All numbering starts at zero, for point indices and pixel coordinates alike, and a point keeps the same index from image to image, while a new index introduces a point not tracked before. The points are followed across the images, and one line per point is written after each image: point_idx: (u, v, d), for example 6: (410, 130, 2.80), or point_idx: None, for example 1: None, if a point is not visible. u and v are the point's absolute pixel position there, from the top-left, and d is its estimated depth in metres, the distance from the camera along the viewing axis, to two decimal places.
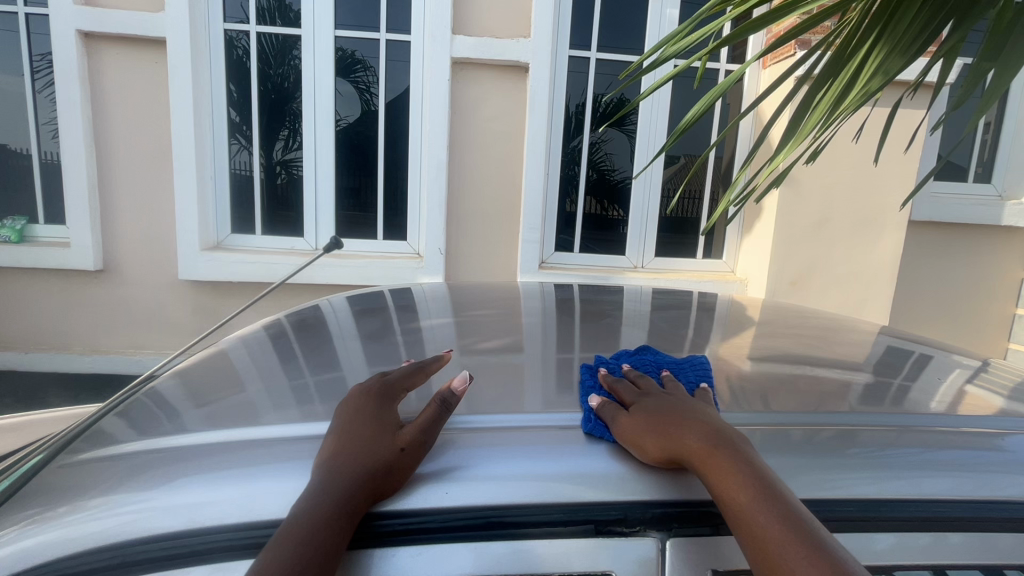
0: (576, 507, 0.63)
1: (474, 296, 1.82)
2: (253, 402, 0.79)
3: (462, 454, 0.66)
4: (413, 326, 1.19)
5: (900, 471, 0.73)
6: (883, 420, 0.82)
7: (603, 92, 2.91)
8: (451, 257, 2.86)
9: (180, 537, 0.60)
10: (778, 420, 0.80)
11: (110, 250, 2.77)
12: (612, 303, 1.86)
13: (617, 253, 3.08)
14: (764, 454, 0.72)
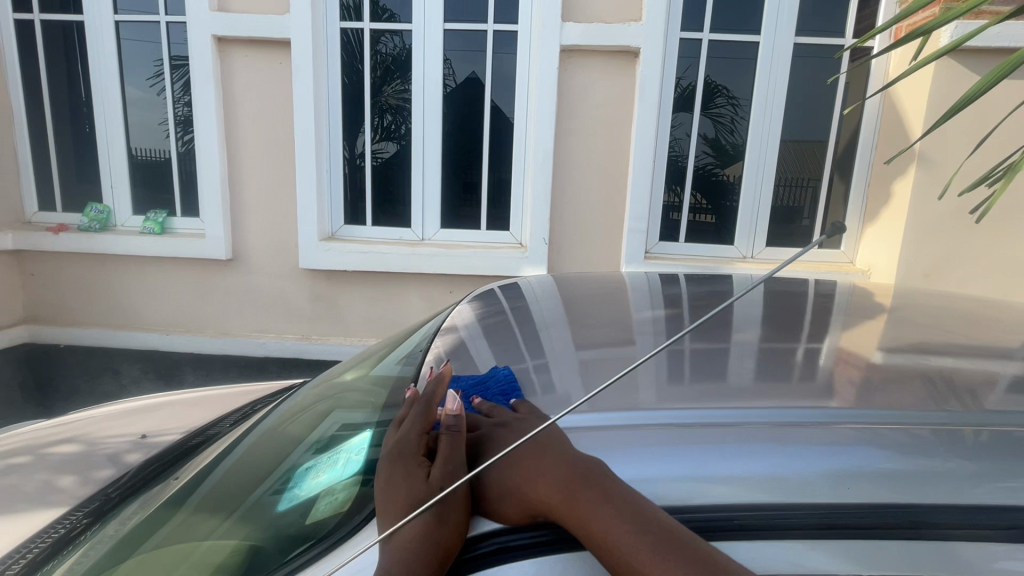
0: (758, 510, 0.64)
1: (580, 285, 1.81)
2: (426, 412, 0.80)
3: (651, 453, 0.67)
4: (535, 322, 1.16)
5: None
6: None
7: (715, 75, 2.81)
8: (554, 247, 2.86)
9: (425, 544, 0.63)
10: (1003, 419, 0.72)
11: (239, 241, 2.98)
12: (726, 291, 1.79)
13: (724, 242, 2.97)
14: (937, 456, 0.67)
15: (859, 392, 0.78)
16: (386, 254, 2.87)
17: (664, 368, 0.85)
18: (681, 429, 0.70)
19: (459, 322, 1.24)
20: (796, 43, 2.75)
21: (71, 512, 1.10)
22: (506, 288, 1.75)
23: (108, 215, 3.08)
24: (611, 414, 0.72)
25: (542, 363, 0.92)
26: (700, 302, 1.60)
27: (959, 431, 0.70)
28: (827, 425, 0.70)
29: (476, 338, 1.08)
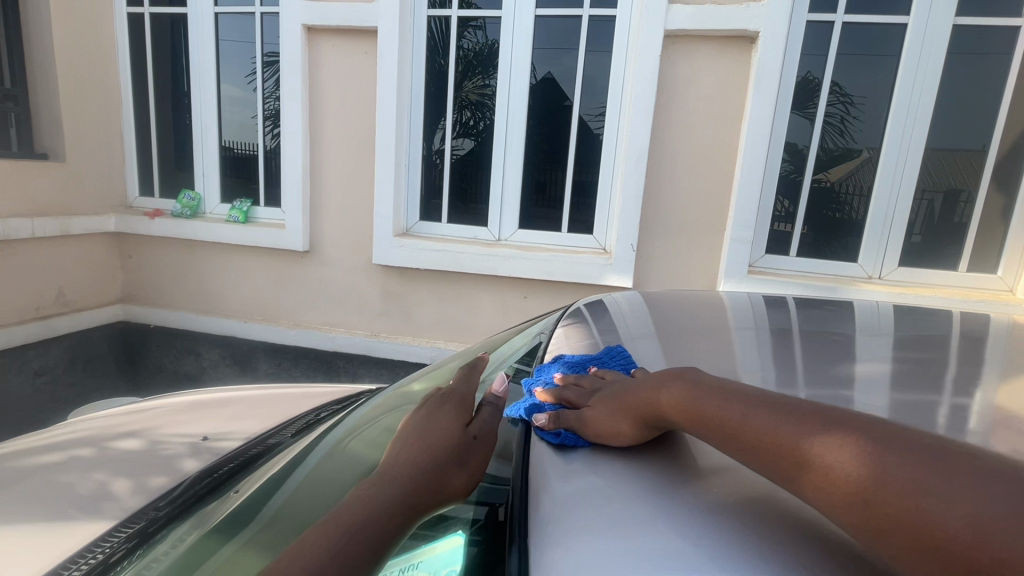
0: None
1: (681, 304, 1.54)
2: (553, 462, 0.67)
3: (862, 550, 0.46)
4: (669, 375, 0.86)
5: None
6: None
7: (846, 65, 2.40)
8: (642, 255, 2.59)
9: None
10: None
11: (316, 234, 2.96)
12: (869, 322, 1.46)
13: (845, 259, 2.55)
14: None
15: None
16: (460, 253, 2.72)
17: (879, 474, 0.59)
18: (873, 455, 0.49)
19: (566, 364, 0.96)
20: (957, 26, 2.28)
21: (117, 529, 1.00)
22: (592, 306, 1.53)
23: (198, 203, 3.17)
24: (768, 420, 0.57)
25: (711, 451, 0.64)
26: (841, 337, 1.27)
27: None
28: None
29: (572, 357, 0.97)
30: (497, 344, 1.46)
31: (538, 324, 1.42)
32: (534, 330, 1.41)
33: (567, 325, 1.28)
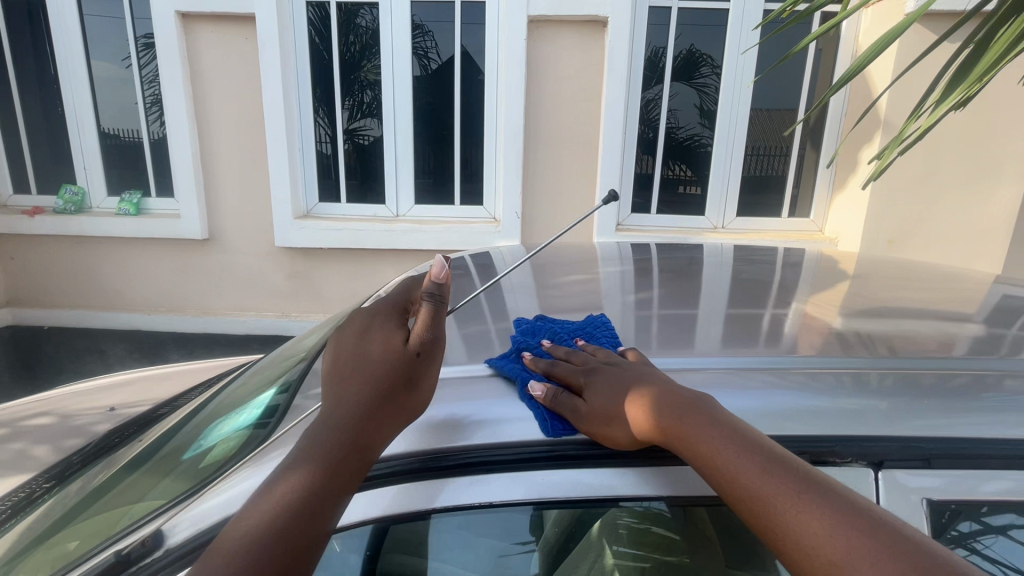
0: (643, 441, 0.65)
1: (550, 254, 1.83)
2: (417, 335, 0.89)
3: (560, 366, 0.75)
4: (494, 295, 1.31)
5: (985, 412, 0.70)
6: (946, 364, 0.78)
7: (683, 43, 2.80)
8: (528, 221, 2.89)
9: None
10: (911, 364, 0.78)
11: (215, 221, 3.00)
12: (693, 254, 1.81)
13: (695, 214, 3.02)
14: (836, 400, 0.71)
15: (774, 348, 0.82)
16: (361, 231, 2.89)
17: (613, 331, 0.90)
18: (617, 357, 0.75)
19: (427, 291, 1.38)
20: (767, 10, 2.72)
21: (37, 478, 1.16)
22: (474, 257, 1.79)
23: (83, 197, 3.09)
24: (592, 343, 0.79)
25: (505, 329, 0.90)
26: (663, 266, 1.59)
27: (868, 374, 0.75)
28: (736, 373, 0.75)
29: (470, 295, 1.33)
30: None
31: None
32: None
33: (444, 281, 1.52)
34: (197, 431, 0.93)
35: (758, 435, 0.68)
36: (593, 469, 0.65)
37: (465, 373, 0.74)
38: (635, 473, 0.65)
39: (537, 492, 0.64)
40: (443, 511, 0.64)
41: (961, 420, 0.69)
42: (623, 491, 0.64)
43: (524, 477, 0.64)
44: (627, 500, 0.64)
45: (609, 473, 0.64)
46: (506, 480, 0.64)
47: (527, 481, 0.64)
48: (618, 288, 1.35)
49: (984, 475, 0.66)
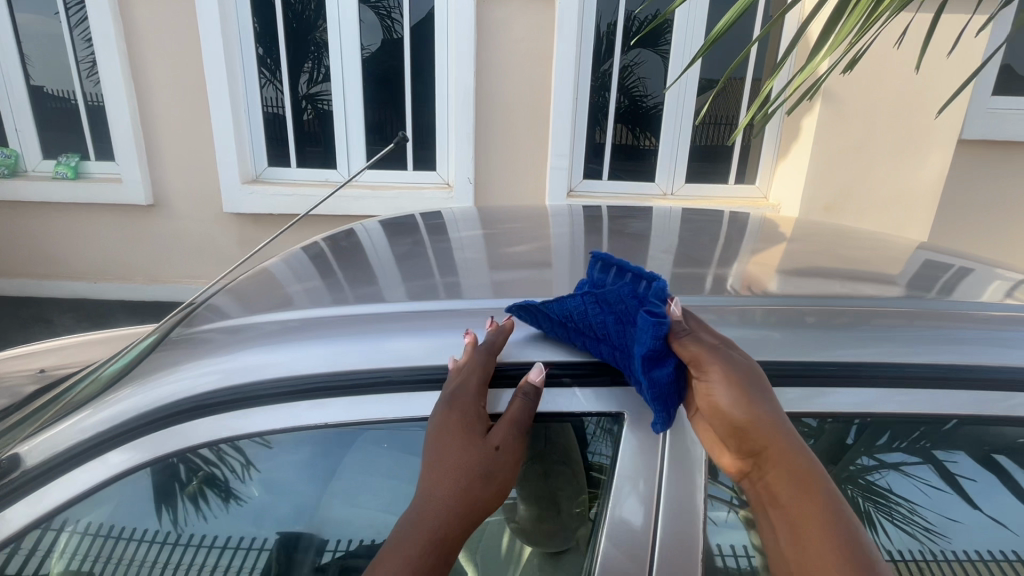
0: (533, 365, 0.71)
1: (494, 216, 1.88)
2: (365, 288, 0.91)
3: (474, 309, 0.80)
4: (432, 254, 1.36)
5: (846, 344, 0.76)
6: (822, 302, 0.85)
7: (636, 9, 2.80)
8: (480, 185, 2.90)
9: (185, 402, 0.74)
10: (789, 303, 0.84)
11: (160, 186, 2.92)
12: (634, 216, 1.87)
13: (645, 181, 3.09)
14: (715, 329, 0.78)
15: (674, 290, 0.89)
16: (312, 196, 2.86)
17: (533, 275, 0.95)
18: None
19: (373, 251, 1.41)
20: None
21: None
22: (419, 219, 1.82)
23: (16, 160, 2.96)
24: (535, 295, 0.83)
25: (453, 283, 0.91)
26: (600, 226, 1.66)
27: (750, 312, 0.81)
28: None
29: (421, 254, 1.36)
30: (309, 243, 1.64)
31: (370, 229, 1.71)
32: (352, 237, 1.63)
33: (391, 240, 1.55)
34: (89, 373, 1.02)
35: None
36: (505, 388, 0.70)
37: (406, 310, 0.80)
38: (546, 391, 0.69)
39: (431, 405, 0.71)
40: (356, 425, 0.72)
41: (821, 349, 0.75)
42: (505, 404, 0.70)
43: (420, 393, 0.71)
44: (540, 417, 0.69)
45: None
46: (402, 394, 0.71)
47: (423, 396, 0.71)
48: (551, 247, 1.40)
49: (834, 394, 0.73)
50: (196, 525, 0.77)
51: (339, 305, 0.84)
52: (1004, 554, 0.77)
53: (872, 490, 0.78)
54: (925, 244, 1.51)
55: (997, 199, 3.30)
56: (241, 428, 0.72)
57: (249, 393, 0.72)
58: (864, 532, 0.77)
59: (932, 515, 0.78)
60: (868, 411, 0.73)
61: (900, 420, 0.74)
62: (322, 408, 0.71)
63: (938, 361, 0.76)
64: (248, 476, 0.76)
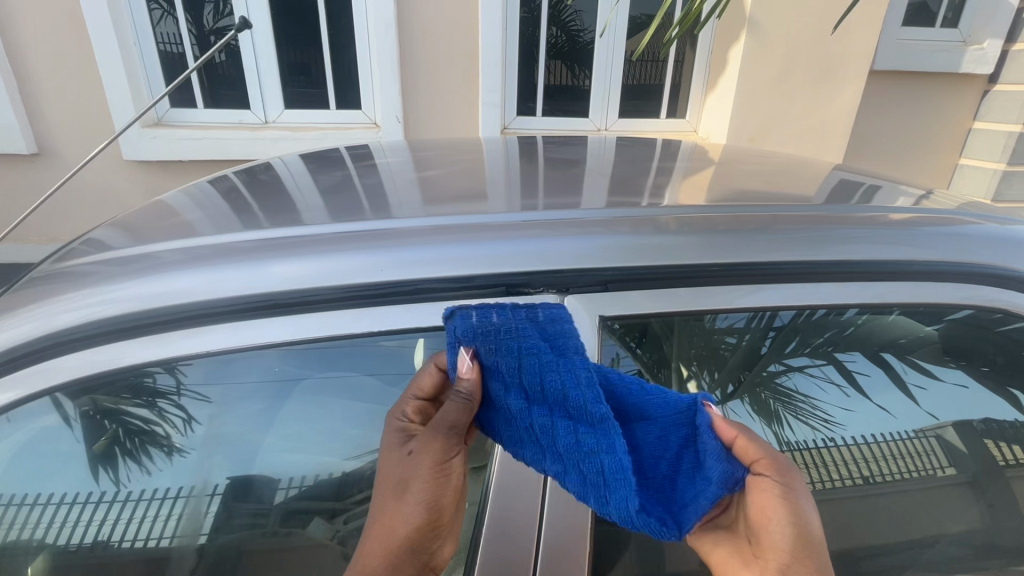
0: (452, 280, 0.72)
1: (422, 150, 1.80)
2: (289, 217, 0.87)
3: (391, 231, 0.78)
4: (353, 187, 1.29)
5: (753, 248, 0.79)
6: (734, 210, 0.88)
7: None
8: (410, 125, 2.77)
9: (86, 328, 0.71)
10: (703, 211, 0.87)
11: (43, 134, 2.59)
12: (565, 147, 1.85)
13: (579, 118, 3.05)
14: (633, 236, 0.79)
15: (593, 203, 0.90)
16: (226, 139, 2.64)
17: (456, 198, 0.93)
18: (476, 226, 0.79)
19: (291, 184, 1.33)
20: None
21: None
22: (340, 155, 1.72)
23: None
24: (467, 216, 0.83)
25: (382, 211, 0.87)
26: (531, 157, 1.63)
27: (667, 221, 0.83)
28: (548, 222, 0.81)
29: (348, 188, 1.29)
30: (215, 178, 1.51)
31: (286, 165, 1.60)
32: (272, 170, 1.53)
33: (311, 174, 1.46)
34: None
35: (549, 269, 0.73)
36: (414, 304, 0.71)
37: (330, 235, 0.78)
38: (451, 304, 0.71)
39: (349, 324, 0.71)
40: (272, 347, 0.71)
41: (730, 253, 0.78)
42: (422, 317, 0.71)
43: (338, 311, 0.71)
44: (444, 329, 0.72)
45: (426, 307, 0.71)
46: (318, 315, 0.71)
47: (340, 315, 0.71)
48: (480, 178, 1.37)
49: (738, 291, 0.78)
50: (138, 479, 0.76)
51: (258, 230, 0.81)
52: (888, 435, 0.88)
53: (781, 390, 0.84)
54: (839, 166, 1.59)
55: (903, 129, 3.54)
56: (149, 356, 0.70)
57: (155, 317, 0.71)
58: (775, 428, 0.83)
59: (830, 408, 0.85)
60: (766, 304, 0.78)
61: (796, 311, 0.80)
62: (238, 331, 0.70)
63: (833, 259, 0.80)
64: (188, 430, 0.76)
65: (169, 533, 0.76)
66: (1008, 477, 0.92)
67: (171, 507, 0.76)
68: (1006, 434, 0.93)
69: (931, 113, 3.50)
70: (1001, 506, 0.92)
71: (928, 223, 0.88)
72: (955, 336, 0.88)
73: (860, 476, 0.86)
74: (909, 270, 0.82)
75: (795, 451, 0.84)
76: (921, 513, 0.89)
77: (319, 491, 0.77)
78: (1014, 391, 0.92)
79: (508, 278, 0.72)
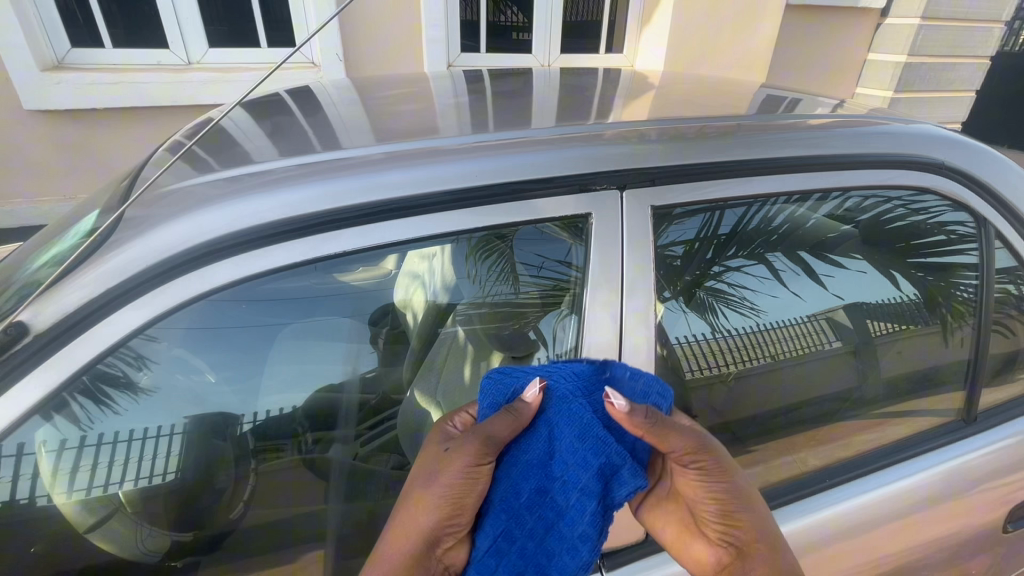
0: (485, 188, 0.81)
1: (389, 85, 1.80)
2: (248, 157, 0.93)
3: (417, 155, 0.85)
4: (335, 123, 1.32)
5: (728, 151, 0.94)
6: (704, 122, 1.03)
7: None
8: (352, 64, 2.66)
9: (171, 257, 0.73)
10: (679, 124, 1.01)
11: None
12: (528, 79, 1.91)
13: (523, 54, 3.07)
14: (631, 143, 0.91)
15: (583, 122, 1.01)
16: None
17: (461, 126, 1.01)
18: (490, 144, 0.89)
19: (241, 132, 1.31)
20: None
21: None
22: (303, 95, 1.69)
23: None
24: (449, 140, 0.92)
25: (333, 144, 0.95)
26: (502, 89, 1.69)
27: (653, 133, 0.96)
28: (556, 138, 0.91)
29: (295, 126, 1.31)
30: None
31: (246, 108, 1.56)
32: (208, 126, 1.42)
33: (280, 116, 1.44)
34: (10, 271, 0.95)
35: (577, 173, 0.84)
36: (468, 208, 0.80)
37: (334, 161, 0.85)
38: (536, 201, 0.83)
39: (398, 234, 0.78)
40: (329, 260, 0.77)
41: (711, 156, 0.92)
42: (464, 224, 0.80)
43: (387, 222, 0.77)
44: (531, 223, 0.83)
45: (517, 204, 0.82)
46: (369, 227, 0.77)
47: (390, 226, 0.77)
48: (463, 109, 1.43)
49: (720, 186, 0.92)
50: (111, 423, 0.78)
51: (222, 171, 0.87)
52: (797, 318, 1.09)
53: (719, 286, 1.03)
54: (766, 86, 1.78)
55: (810, 61, 3.89)
56: (207, 284, 0.73)
57: (219, 246, 0.73)
58: (709, 317, 1.02)
59: (758, 299, 1.05)
60: (741, 196, 0.94)
61: (762, 199, 0.96)
62: (295, 250, 0.75)
63: (787, 156, 0.96)
64: (144, 369, 0.78)
65: (139, 474, 0.83)
66: (880, 346, 1.16)
67: (136, 450, 0.81)
68: (883, 313, 1.16)
69: (832, 45, 3.87)
70: (874, 370, 1.16)
71: (854, 126, 1.07)
72: (869, 227, 1.14)
73: (771, 353, 1.08)
74: (856, 162, 1.00)
75: (726, 335, 1.03)
76: (817, 380, 1.12)
77: (282, 430, 0.89)
78: (894, 273, 1.17)
79: (562, 177, 0.84)
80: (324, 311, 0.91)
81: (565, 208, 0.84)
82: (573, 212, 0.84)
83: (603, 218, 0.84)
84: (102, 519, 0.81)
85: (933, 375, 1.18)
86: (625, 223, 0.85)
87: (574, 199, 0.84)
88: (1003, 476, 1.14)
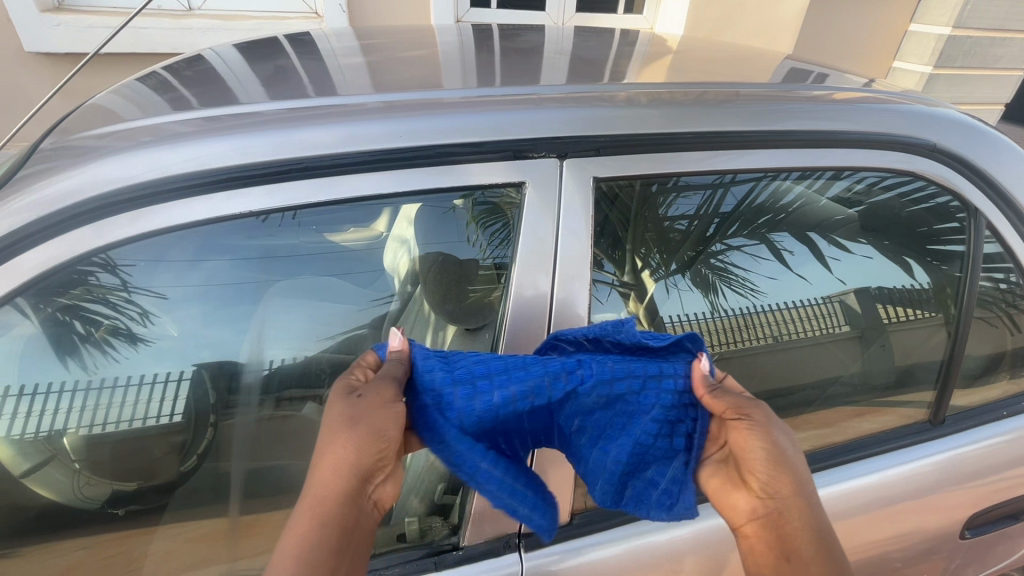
0: (429, 148, 0.77)
1: (382, 35, 1.73)
2: (231, 97, 0.89)
3: (364, 108, 0.81)
4: (313, 71, 1.27)
5: (704, 120, 0.87)
6: (688, 85, 0.95)
7: None
8: (355, 13, 2.57)
9: (82, 202, 0.71)
10: (659, 86, 0.94)
11: None
12: (528, 34, 1.82)
13: (535, 11, 2.92)
14: (597, 106, 0.85)
15: (556, 80, 0.95)
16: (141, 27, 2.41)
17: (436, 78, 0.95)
18: (446, 100, 0.84)
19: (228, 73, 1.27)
20: None
21: None
22: (293, 41, 1.64)
23: None
24: (411, 92, 0.86)
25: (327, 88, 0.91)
26: (497, 44, 1.60)
27: (628, 95, 0.89)
28: (521, 95, 0.86)
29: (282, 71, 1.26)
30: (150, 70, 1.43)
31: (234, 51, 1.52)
32: (199, 65, 1.37)
33: (267, 59, 1.40)
34: None
35: (536, 137, 0.80)
36: (410, 169, 0.77)
37: (296, 108, 0.81)
38: (467, 166, 0.79)
39: (333, 192, 0.76)
40: (264, 215, 0.76)
41: (682, 124, 0.86)
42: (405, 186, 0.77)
43: (321, 179, 0.75)
44: (480, 187, 0.80)
45: (458, 168, 0.78)
46: (303, 183, 0.75)
47: (324, 182, 0.75)
48: (448, 62, 1.36)
49: (690, 156, 0.86)
50: (113, 368, 0.82)
51: (194, 111, 0.84)
52: (805, 300, 1.04)
53: (722, 264, 0.98)
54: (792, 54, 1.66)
55: (845, 29, 3.63)
56: (132, 232, 0.73)
57: (141, 193, 0.72)
58: (710, 296, 0.97)
59: (756, 278, 1.00)
60: (711, 170, 0.88)
61: (734, 174, 0.89)
62: (224, 201, 0.74)
63: (766, 128, 0.89)
64: (147, 322, 0.82)
65: (147, 414, 0.86)
66: (890, 333, 1.11)
67: (143, 393, 0.84)
68: (893, 297, 1.10)
69: (869, 12, 3.60)
70: (880, 355, 1.11)
71: (869, 102, 0.98)
72: (874, 212, 1.06)
73: (771, 334, 1.02)
74: (836, 138, 0.92)
75: (727, 315, 0.98)
76: (811, 365, 1.08)
77: (305, 381, 0.90)
78: (907, 260, 1.09)
79: (507, 145, 0.79)
80: (311, 272, 0.87)
81: (508, 175, 0.80)
82: (506, 178, 0.80)
83: (537, 188, 0.80)
84: (38, 464, 0.82)
85: (910, 372, 1.12)
86: (563, 193, 0.81)
87: (501, 167, 0.79)
88: (970, 478, 1.09)
